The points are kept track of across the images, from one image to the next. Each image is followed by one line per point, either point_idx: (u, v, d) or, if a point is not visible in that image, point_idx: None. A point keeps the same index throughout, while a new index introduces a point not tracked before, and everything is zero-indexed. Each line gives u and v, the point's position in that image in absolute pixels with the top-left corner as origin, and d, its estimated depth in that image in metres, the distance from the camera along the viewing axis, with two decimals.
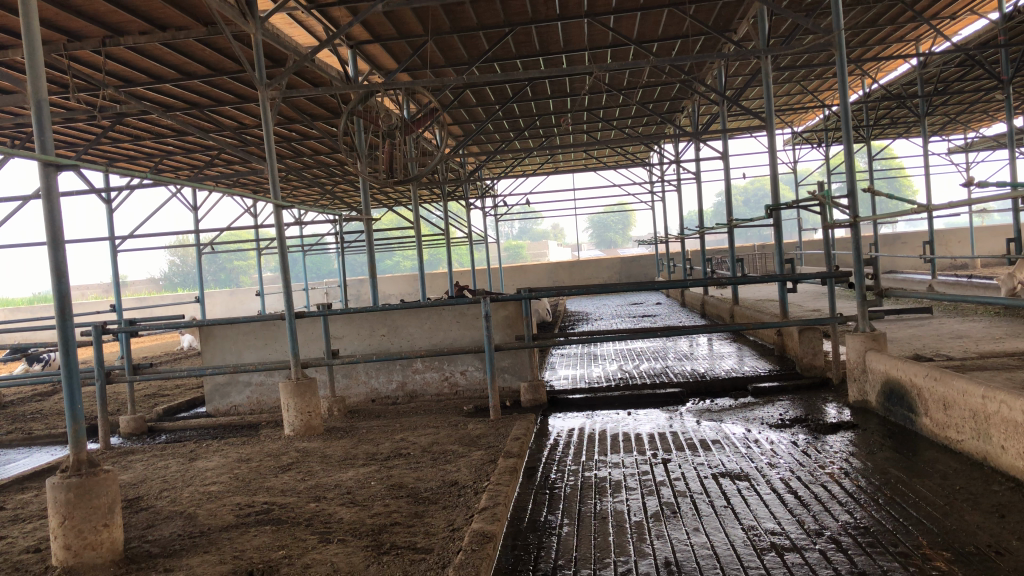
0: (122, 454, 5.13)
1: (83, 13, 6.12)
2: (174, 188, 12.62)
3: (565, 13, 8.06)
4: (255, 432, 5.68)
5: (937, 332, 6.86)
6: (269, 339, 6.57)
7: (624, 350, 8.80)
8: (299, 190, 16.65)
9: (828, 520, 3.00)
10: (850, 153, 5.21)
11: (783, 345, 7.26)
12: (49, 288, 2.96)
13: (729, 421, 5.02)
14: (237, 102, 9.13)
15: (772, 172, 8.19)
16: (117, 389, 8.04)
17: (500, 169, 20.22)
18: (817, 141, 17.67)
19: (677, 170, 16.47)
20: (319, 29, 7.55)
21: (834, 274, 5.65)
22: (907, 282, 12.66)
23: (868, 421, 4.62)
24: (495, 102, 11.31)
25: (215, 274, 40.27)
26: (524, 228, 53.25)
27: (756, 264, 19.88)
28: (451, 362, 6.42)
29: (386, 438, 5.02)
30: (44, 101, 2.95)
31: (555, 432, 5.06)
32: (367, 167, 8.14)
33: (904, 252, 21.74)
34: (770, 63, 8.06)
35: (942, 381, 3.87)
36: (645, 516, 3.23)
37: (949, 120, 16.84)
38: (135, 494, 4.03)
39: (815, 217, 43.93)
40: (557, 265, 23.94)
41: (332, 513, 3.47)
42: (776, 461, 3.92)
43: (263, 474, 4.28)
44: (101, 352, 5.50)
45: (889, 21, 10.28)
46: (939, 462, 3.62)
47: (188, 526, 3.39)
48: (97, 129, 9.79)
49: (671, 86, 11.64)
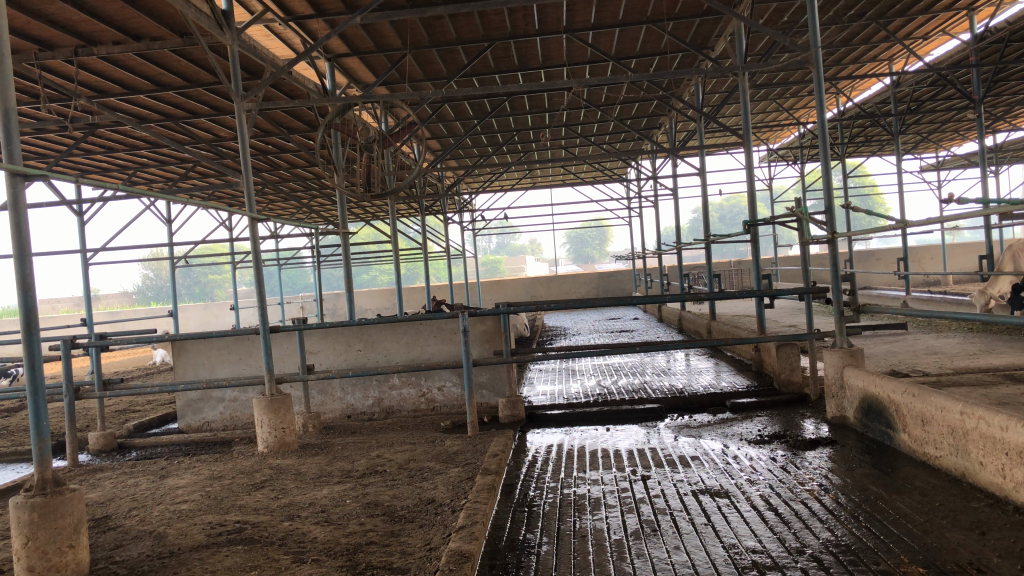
0: (90, 472, 5.00)
1: (55, 22, 6.03)
2: (148, 201, 12.47)
3: (543, 29, 8.07)
4: (228, 449, 5.58)
5: (913, 348, 6.91)
6: (243, 354, 6.47)
7: (602, 366, 8.77)
8: (276, 204, 16.54)
9: (809, 538, 2.98)
10: (827, 169, 5.21)
11: (761, 361, 7.26)
12: (15, 301, 2.88)
13: (708, 437, 5.00)
14: (213, 114, 9.05)
15: (749, 188, 8.08)
16: (87, 405, 7.89)
17: (478, 184, 20.23)
18: (792, 158, 17.86)
19: (654, 187, 16.56)
20: (296, 41, 7.52)
21: (811, 290, 5.65)
22: (882, 298, 12.75)
23: (846, 437, 4.62)
24: (473, 117, 11.29)
25: (189, 289, 39.87)
26: (502, 243, 53.34)
27: (732, 280, 20.02)
28: (429, 378, 6.36)
29: (362, 455, 4.94)
30: (13, 110, 2.88)
31: (533, 449, 5.01)
32: (344, 180, 8.08)
33: (878, 269, 22.01)
34: (747, 81, 8.09)
35: (920, 397, 3.87)
36: (624, 534, 3.19)
37: (922, 138, 17.09)
38: (102, 513, 3.93)
39: (791, 233, 44.38)
40: (535, 280, 23.95)
41: (306, 532, 3.40)
42: (755, 478, 3.90)
43: (235, 493, 4.19)
44: (70, 367, 5.37)
45: (863, 41, 10.45)
46: (917, 479, 3.62)
47: (157, 546, 3.30)
48: (69, 141, 9.65)
49: (649, 102, 11.70)
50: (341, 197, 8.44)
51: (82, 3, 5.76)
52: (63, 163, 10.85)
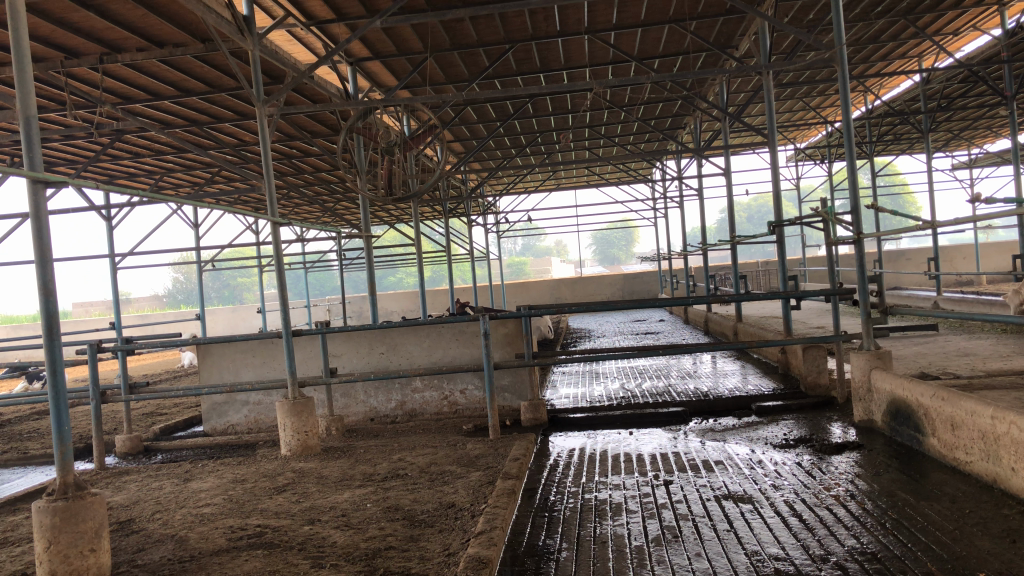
0: (116, 475, 5.05)
1: (79, 30, 6.11)
2: (175, 205, 12.62)
3: (565, 30, 8.04)
4: (252, 452, 5.61)
5: (943, 350, 6.79)
6: (267, 358, 6.50)
7: (626, 369, 8.71)
8: (301, 207, 16.66)
9: (834, 545, 2.92)
10: (853, 168, 5.11)
11: (788, 363, 7.17)
12: (36, 307, 2.91)
13: (733, 441, 4.94)
14: (237, 119, 9.13)
15: (773, 188, 7.95)
16: (114, 408, 7.98)
17: (503, 186, 20.23)
18: (820, 157, 17.66)
19: (679, 187, 16.44)
20: (318, 46, 7.56)
21: (838, 291, 5.56)
22: (912, 299, 12.55)
23: (874, 441, 4.54)
24: (496, 119, 11.28)
25: (218, 292, 40.34)
26: (528, 245, 53.37)
27: (759, 281, 19.84)
28: (451, 381, 6.36)
29: (384, 459, 4.94)
30: (34, 118, 2.91)
31: (556, 453, 4.98)
32: (366, 184, 8.10)
33: (909, 269, 21.71)
34: (771, 79, 7.98)
35: (949, 400, 3.79)
36: (645, 540, 3.15)
37: (954, 136, 16.80)
38: (126, 516, 3.96)
39: (819, 233, 43.93)
40: (559, 282, 23.90)
41: (326, 536, 3.40)
42: (779, 483, 3.84)
43: (257, 496, 4.20)
44: (95, 371, 5.41)
45: (891, 37, 10.27)
46: (946, 485, 3.54)
47: (179, 550, 3.32)
48: (97, 147, 9.78)
49: (673, 102, 11.61)
50: (364, 201, 8.47)
51: (105, 11, 5.83)
52: (92, 169, 10.99)
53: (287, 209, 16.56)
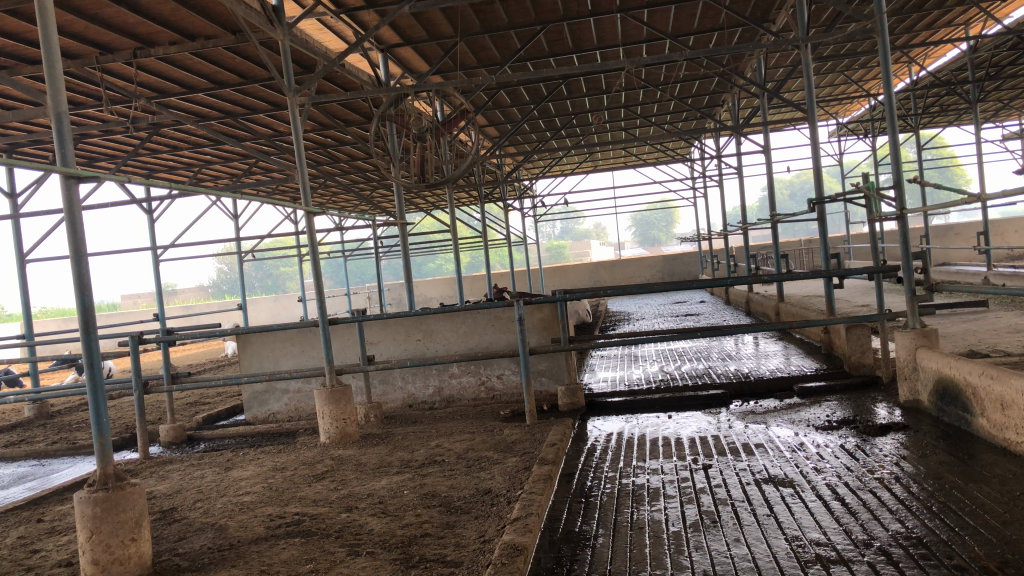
0: (159, 464, 5.14)
1: (113, 25, 6.18)
2: (214, 197, 12.78)
3: (597, 9, 7.92)
4: (292, 440, 5.66)
5: (992, 327, 6.61)
6: (305, 346, 6.55)
7: (666, 351, 8.63)
8: (338, 196, 16.79)
9: (877, 529, 2.84)
10: (895, 142, 4.95)
11: (830, 343, 7.04)
12: (72, 301, 2.95)
13: (775, 424, 4.85)
14: (271, 109, 9.18)
15: (813, 165, 7.74)
16: (158, 398, 8.13)
17: (539, 169, 20.16)
18: (862, 131, 17.27)
19: (718, 166, 16.20)
20: (349, 34, 7.55)
21: (881, 269, 5.41)
22: (959, 274, 12.23)
23: (920, 422, 4.42)
24: (530, 103, 11.19)
25: (262, 282, 41.05)
26: (566, 228, 53.28)
27: (801, 259, 19.51)
28: (488, 366, 6.34)
29: (421, 445, 4.95)
30: (65, 113, 2.93)
31: (593, 437, 4.94)
32: (400, 171, 8.10)
33: (957, 244, 21.21)
34: (810, 54, 7.78)
35: (999, 379, 3.67)
36: (683, 526, 3.10)
37: (1003, 105, 16.28)
38: (168, 505, 4.02)
39: (863, 209, 43.10)
40: (598, 266, 23.79)
41: (363, 524, 3.41)
42: (822, 466, 3.75)
43: (296, 484, 4.23)
44: (137, 362, 5.49)
45: (936, 6, 9.95)
46: (995, 466, 3.43)
47: (219, 538, 3.35)
48: (136, 141, 9.93)
49: (710, 80, 11.41)
50: (399, 188, 8.47)
51: (137, 6, 5.88)
52: (132, 163, 11.17)
53: (325, 198, 16.68)
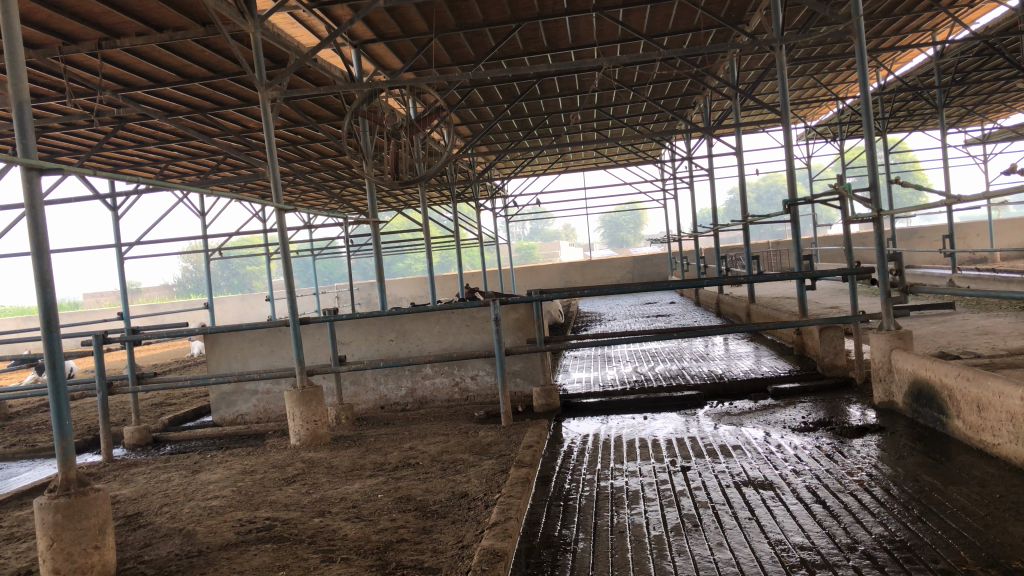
0: (124, 468, 4.99)
1: (77, 14, 6.00)
2: (180, 193, 12.55)
3: (573, 8, 7.88)
4: (261, 442, 5.54)
5: (962, 328, 6.68)
6: (274, 346, 6.43)
7: (638, 352, 8.61)
8: (308, 194, 16.60)
9: (860, 533, 2.81)
10: (870, 144, 4.97)
11: (803, 344, 7.07)
12: (34, 298, 2.83)
13: (749, 425, 4.83)
14: (241, 105, 9.02)
15: (787, 166, 7.76)
16: (122, 399, 7.93)
17: (511, 169, 20.12)
18: (831, 135, 17.47)
19: (689, 168, 16.26)
20: (321, 28, 7.44)
21: (855, 270, 5.42)
22: (926, 276, 12.39)
23: (895, 423, 4.43)
24: (503, 102, 11.14)
25: (228, 280, 40.58)
26: (536, 229, 53.36)
27: (770, 261, 19.68)
28: (462, 367, 6.27)
29: (395, 447, 4.86)
30: (26, 103, 2.82)
31: (569, 439, 4.89)
32: (372, 168, 7.98)
33: (922, 247, 21.55)
34: (784, 55, 7.79)
35: (976, 381, 3.67)
36: (665, 530, 3.05)
37: (968, 111, 16.56)
38: (133, 510, 3.89)
39: (830, 212, 43.70)
40: (569, 266, 23.80)
41: (337, 529, 3.32)
42: (800, 468, 3.74)
43: (267, 488, 4.12)
44: (101, 362, 5.33)
45: (905, 10, 10.08)
46: (974, 468, 3.43)
47: (186, 544, 3.25)
48: (99, 135, 9.69)
49: (683, 80, 11.44)
50: (371, 186, 8.35)
51: None
52: (97, 158, 10.94)
53: (294, 195, 16.49)
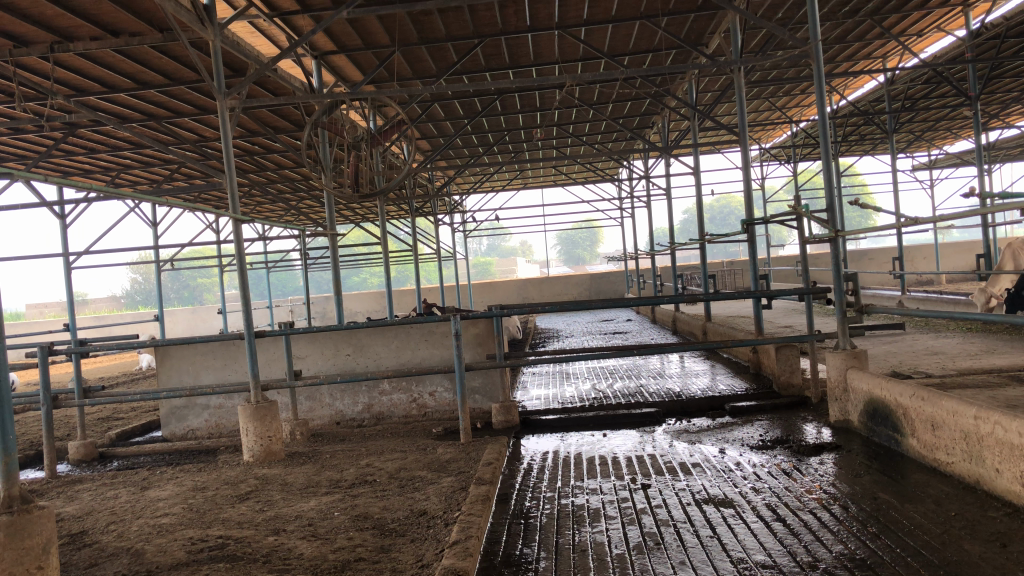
0: (68, 484, 4.82)
1: (29, 16, 5.85)
2: (132, 202, 12.29)
3: (536, 25, 7.93)
4: (213, 458, 5.40)
5: (913, 348, 6.82)
6: (228, 360, 6.29)
7: (597, 369, 8.61)
8: (263, 205, 16.41)
9: (821, 551, 2.83)
10: (828, 166, 5.05)
11: (759, 363, 7.15)
12: None
13: (707, 443, 4.86)
14: (197, 113, 8.88)
15: (744, 187, 7.85)
16: (66, 413, 7.69)
17: (469, 184, 20.12)
18: (784, 157, 17.83)
19: (646, 187, 16.44)
20: (282, 38, 7.37)
21: (812, 290, 5.48)
22: (877, 297, 12.66)
23: (851, 441, 4.48)
24: (464, 117, 11.14)
25: (178, 292, 39.89)
26: (493, 244, 53.42)
27: (725, 281, 19.96)
28: (420, 383, 6.20)
29: (351, 464, 4.78)
30: None
31: (529, 456, 4.86)
32: (331, 180, 7.90)
33: (871, 268, 22.09)
34: (743, 77, 7.86)
35: (930, 400, 3.73)
36: (627, 548, 3.03)
37: (916, 136, 17.03)
38: (79, 528, 3.76)
39: (782, 232, 44.57)
40: (526, 283, 23.85)
41: (292, 547, 3.24)
42: (759, 486, 3.76)
43: (219, 505, 4.01)
44: (46, 374, 5.14)
45: (857, 38, 10.35)
46: (929, 486, 3.48)
47: (134, 564, 3.14)
48: (49, 141, 9.45)
49: (642, 100, 11.57)
50: (329, 198, 8.26)
51: None
52: (45, 165, 10.66)
53: (249, 207, 16.26)
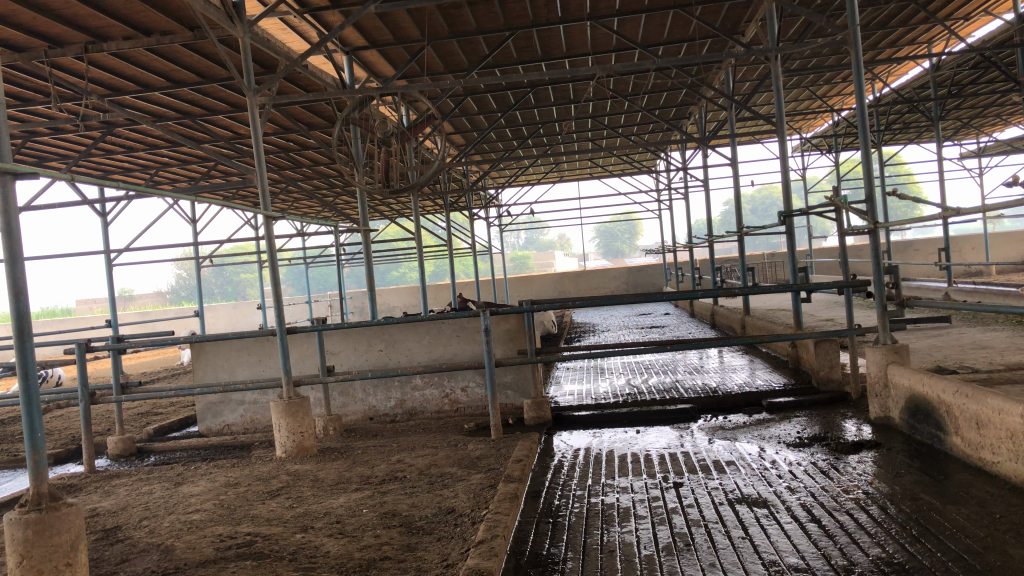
0: (106, 479, 4.90)
1: (62, 17, 5.93)
2: (171, 199, 12.48)
3: (568, 16, 7.84)
4: (247, 453, 5.44)
5: (959, 342, 6.61)
6: (262, 355, 6.33)
7: (632, 364, 8.53)
8: (301, 202, 16.58)
9: (856, 554, 2.74)
10: (867, 157, 4.91)
11: (797, 357, 7.02)
12: (6, 306, 2.76)
13: (743, 440, 4.75)
14: (230, 111, 8.96)
15: (782, 178, 7.66)
16: (106, 408, 7.82)
17: (505, 178, 20.10)
18: (826, 147, 17.49)
19: (685, 178, 16.23)
20: (313, 35, 7.40)
21: (851, 284, 5.32)
22: (922, 289, 12.35)
23: (892, 439, 4.35)
24: (497, 111, 11.10)
25: (222, 288, 40.54)
26: (531, 238, 53.42)
27: (766, 273, 19.69)
28: (452, 378, 6.18)
29: (382, 460, 4.77)
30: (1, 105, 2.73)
31: (560, 453, 4.81)
32: (364, 176, 7.90)
33: (917, 259, 21.63)
34: (780, 67, 7.65)
35: (974, 397, 3.59)
36: (656, 549, 2.97)
37: (963, 123, 16.56)
38: (112, 523, 3.80)
39: (824, 223, 43.86)
40: (563, 277, 23.77)
41: (319, 545, 3.23)
42: (795, 485, 3.66)
43: (250, 501, 4.02)
44: (82, 370, 5.19)
45: (901, 22, 10.06)
46: (972, 487, 3.35)
47: (164, 561, 3.15)
48: (88, 140, 9.62)
49: (679, 90, 11.41)
50: (362, 194, 8.26)
51: None
52: (86, 164, 10.86)
53: (286, 202, 16.41)
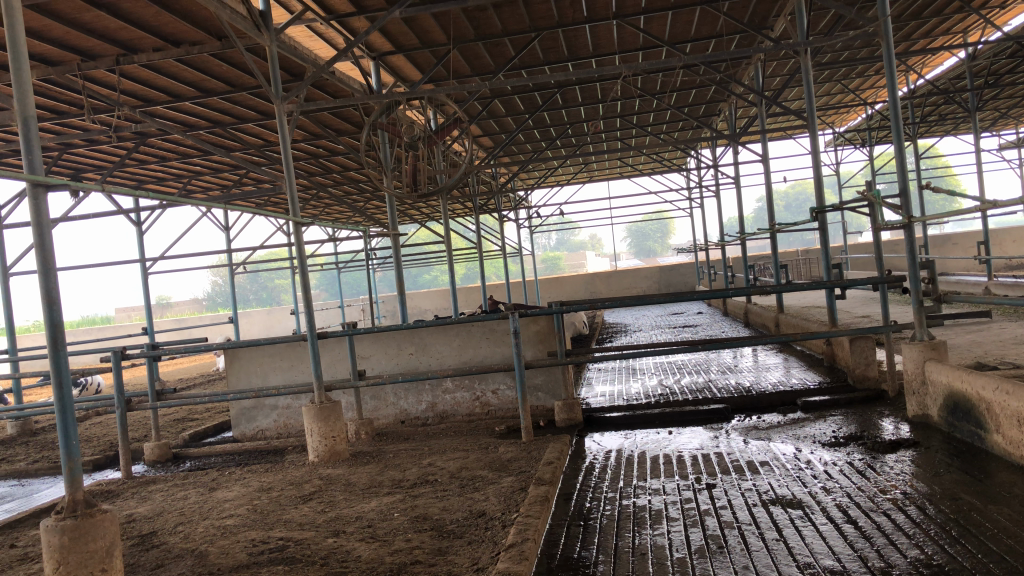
0: (143, 484, 4.97)
1: (93, 31, 6.04)
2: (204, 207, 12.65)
3: (593, 15, 7.81)
4: (281, 458, 5.48)
5: (1000, 338, 6.46)
6: (294, 361, 6.39)
7: (664, 364, 8.47)
8: (332, 207, 16.70)
9: (894, 556, 2.68)
10: (900, 150, 4.81)
11: (833, 355, 6.91)
12: (40, 316, 2.80)
13: (778, 440, 4.69)
14: (260, 119, 9.06)
15: (815, 173, 7.55)
16: (143, 415, 7.94)
17: (535, 179, 20.10)
18: (859, 141, 17.23)
19: (716, 176, 16.09)
20: (340, 41, 7.46)
21: (886, 280, 5.22)
22: (962, 284, 12.08)
23: (931, 438, 4.25)
24: (525, 112, 11.09)
25: (257, 294, 41.02)
26: (562, 239, 53.31)
27: (800, 270, 19.46)
28: (482, 381, 6.18)
29: (414, 463, 4.78)
30: (32, 119, 2.78)
31: (592, 454, 4.78)
32: (392, 180, 7.93)
33: (956, 253, 21.23)
34: (810, 60, 7.53)
35: (1015, 394, 3.50)
36: (688, 552, 2.93)
37: (1002, 113, 16.21)
38: (148, 529, 3.85)
39: (860, 218, 43.21)
40: (594, 277, 23.69)
41: (350, 549, 3.24)
42: (831, 485, 3.60)
43: (283, 506, 4.05)
44: (118, 377, 5.27)
45: (935, 13, 9.88)
46: (1014, 486, 3.27)
47: (197, 566, 3.18)
48: (123, 151, 9.78)
49: (707, 86, 11.31)
50: (390, 198, 8.28)
51: (118, 10, 5.77)
52: (121, 174, 11.05)
53: (317, 208, 16.56)
